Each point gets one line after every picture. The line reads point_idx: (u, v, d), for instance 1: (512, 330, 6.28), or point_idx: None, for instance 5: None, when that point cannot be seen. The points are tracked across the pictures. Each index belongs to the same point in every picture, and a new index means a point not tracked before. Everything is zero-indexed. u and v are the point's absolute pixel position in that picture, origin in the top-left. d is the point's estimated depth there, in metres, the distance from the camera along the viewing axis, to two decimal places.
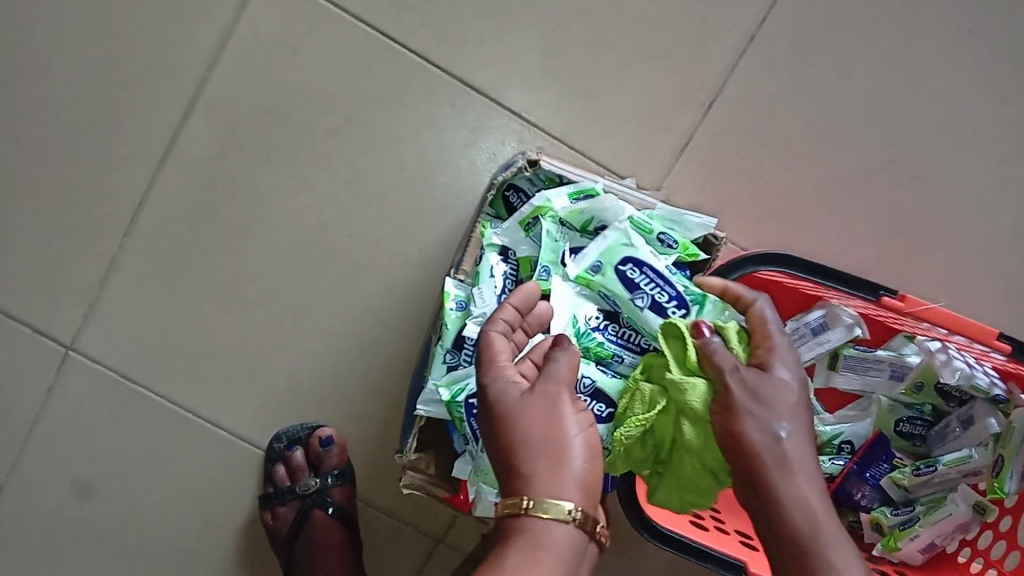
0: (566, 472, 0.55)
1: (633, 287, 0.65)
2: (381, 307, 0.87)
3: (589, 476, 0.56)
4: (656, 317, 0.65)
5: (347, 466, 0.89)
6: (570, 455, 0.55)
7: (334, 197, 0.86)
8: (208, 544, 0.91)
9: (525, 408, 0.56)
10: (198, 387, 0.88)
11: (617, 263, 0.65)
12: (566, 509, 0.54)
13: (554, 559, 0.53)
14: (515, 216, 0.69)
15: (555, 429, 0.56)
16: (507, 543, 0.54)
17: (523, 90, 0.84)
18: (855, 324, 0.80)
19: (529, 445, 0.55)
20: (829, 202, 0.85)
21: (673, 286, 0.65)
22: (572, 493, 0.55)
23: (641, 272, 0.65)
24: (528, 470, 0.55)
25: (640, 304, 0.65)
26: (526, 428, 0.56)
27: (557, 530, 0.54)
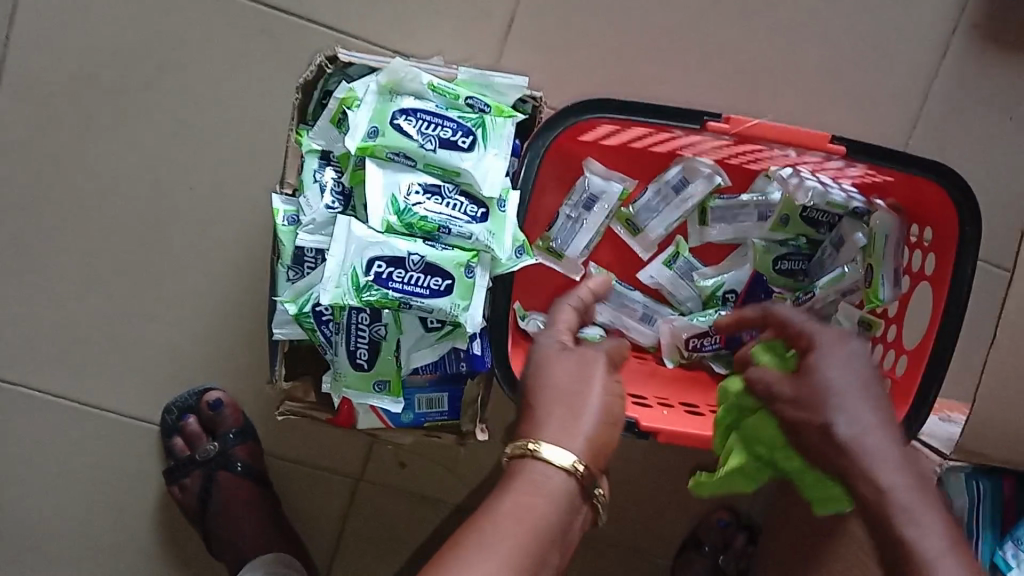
0: (577, 425, 0.55)
1: (414, 132, 0.62)
2: (242, 255, 0.85)
3: (598, 437, 0.56)
4: (450, 154, 0.62)
5: (245, 424, 0.88)
6: (587, 413, 0.56)
7: (170, 153, 0.83)
8: (126, 532, 0.89)
9: (561, 357, 0.60)
10: (76, 376, 0.86)
11: (392, 120, 0.62)
12: (572, 461, 0.53)
13: (552, 505, 0.52)
14: (325, 115, 0.67)
15: (580, 388, 0.58)
16: (506, 484, 0.53)
17: (333, 3, 0.82)
18: (714, 172, 0.83)
19: (551, 393, 0.57)
20: (662, 57, 0.85)
21: (451, 119, 0.63)
22: (575, 445, 0.54)
23: (419, 120, 0.63)
24: (545, 417, 0.56)
25: (430, 148, 0.62)
26: (553, 379, 0.58)
27: (558, 476, 0.53)
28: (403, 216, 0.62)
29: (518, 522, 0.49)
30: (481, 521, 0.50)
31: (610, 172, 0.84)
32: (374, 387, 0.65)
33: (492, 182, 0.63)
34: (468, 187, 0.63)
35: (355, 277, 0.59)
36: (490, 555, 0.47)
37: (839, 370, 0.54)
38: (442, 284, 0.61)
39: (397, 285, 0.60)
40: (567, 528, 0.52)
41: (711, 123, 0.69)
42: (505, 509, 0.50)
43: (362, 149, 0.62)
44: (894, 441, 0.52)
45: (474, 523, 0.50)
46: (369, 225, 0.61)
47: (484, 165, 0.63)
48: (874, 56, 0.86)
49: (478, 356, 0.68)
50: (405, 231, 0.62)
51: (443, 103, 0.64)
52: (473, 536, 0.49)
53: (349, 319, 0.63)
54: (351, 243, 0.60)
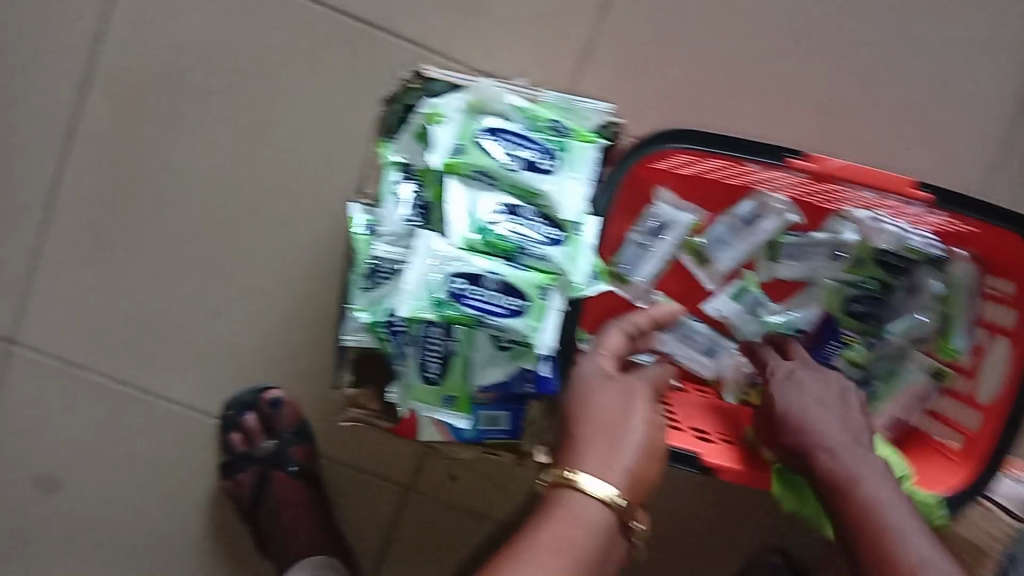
0: (618, 457, 0.54)
1: (498, 152, 0.63)
2: (312, 258, 0.86)
3: (638, 470, 0.54)
4: (532, 175, 0.63)
5: (303, 425, 0.89)
6: (627, 446, 0.54)
7: (251, 152, 0.85)
8: (177, 521, 0.90)
9: (603, 384, 0.57)
10: (142, 365, 0.87)
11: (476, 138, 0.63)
12: (612, 494, 0.52)
13: (590, 539, 0.51)
14: (409, 129, 0.68)
15: (621, 417, 0.56)
16: (547, 515, 0.52)
17: (416, 17, 0.82)
18: (786, 210, 0.82)
19: (592, 423, 0.55)
20: (743, 86, 0.84)
21: (535, 142, 0.64)
22: (619, 479, 0.53)
23: (503, 139, 0.64)
24: (587, 448, 0.54)
25: (512, 167, 0.63)
26: (595, 408, 0.56)
27: (597, 510, 0.52)
28: (483, 234, 0.62)
29: (555, 558, 0.49)
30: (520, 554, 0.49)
31: (682, 202, 0.83)
32: (441, 401, 0.68)
33: (571, 206, 0.63)
34: (547, 209, 0.63)
35: (435, 292, 0.60)
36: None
37: (872, 478, 0.67)
38: (518, 305, 0.61)
39: (474, 302, 0.61)
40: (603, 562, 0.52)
41: (791, 159, 0.68)
42: (543, 542, 0.50)
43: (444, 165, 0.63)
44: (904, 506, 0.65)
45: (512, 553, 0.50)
46: (449, 241, 0.61)
47: (565, 189, 0.63)
48: (957, 100, 0.85)
49: (545, 378, 0.67)
50: (484, 250, 0.62)
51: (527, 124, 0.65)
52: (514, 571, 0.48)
53: (422, 333, 0.65)
54: (431, 258, 0.60)
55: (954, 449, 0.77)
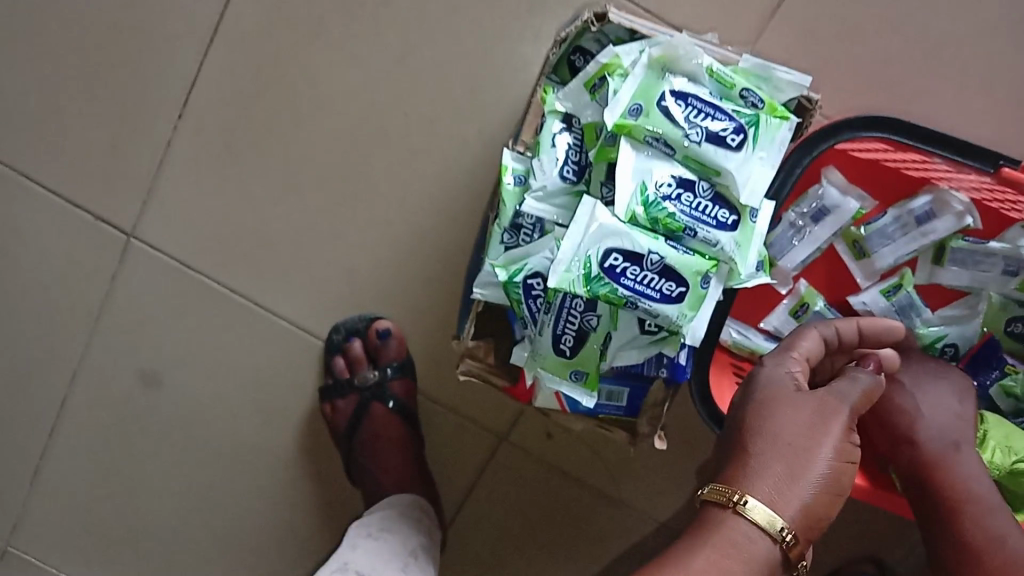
0: (795, 487, 0.49)
1: (681, 119, 0.56)
2: (442, 192, 0.82)
3: (814, 505, 0.50)
4: (716, 150, 0.56)
5: (407, 359, 0.86)
6: (809, 477, 0.50)
7: (395, 71, 0.79)
8: (273, 435, 0.90)
9: (796, 399, 0.53)
10: (259, 279, 0.85)
11: (659, 100, 0.57)
12: (780, 527, 0.48)
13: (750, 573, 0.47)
14: (579, 78, 0.61)
15: (808, 439, 0.51)
16: (703, 534, 0.49)
17: None
18: (966, 211, 0.73)
19: (772, 443, 0.51)
20: (941, 71, 0.75)
21: (724, 112, 0.57)
22: (788, 511, 0.49)
23: (689, 106, 0.57)
24: (760, 469, 0.50)
25: (695, 139, 0.56)
26: (779, 425, 0.52)
27: (761, 541, 0.48)
28: (649, 209, 0.56)
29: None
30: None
31: (849, 187, 0.75)
32: (570, 376, 0.61)
33: (752, 191, 0.57)
34: (724, 188, 0.57)
35: (590, 266, 0.55)
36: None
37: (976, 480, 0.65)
38: (678, 289, 0.56)
39: (630, 282, 0.55)
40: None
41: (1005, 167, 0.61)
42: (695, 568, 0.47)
43: (619, 126, 0.57)
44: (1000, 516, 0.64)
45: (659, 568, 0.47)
46: (613, 213, 0.56)
47: (749, 170, 0.57)
48: None
49: (681, 366, 0.63)
50: (648, 226, 0.56)
51: (714, 91, 0.58)
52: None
53: (562, 302, 0.60)
54: (589, 229, 0.55)
55: None
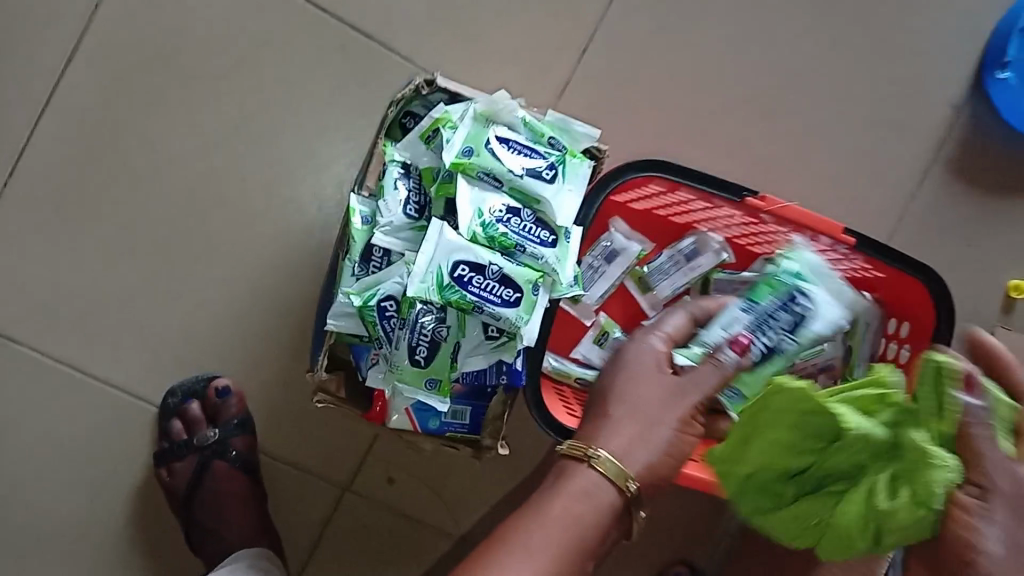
0: (644, 450, 0.63)
1: (505, 158, 0.69)
2: (280, 252, 0.87)
3: (654, 465, 0.64)
4: (536, 182, 0.69)
5: (247, 415, 0.88)
6: (656, 441, 0.64)
7: (232, 140, 0.86)
8: (101, 511, 0.87)
9: (653, 375, 0.67)
10: (88, 346, 0.86)
11: (486, 144, 0.69)
12: (625, 479, 0.62)
13: (598, 514, 0.60)
14: (414, 131, 0.72)
15: (661, 408, 0.65)
16: (561, 482, 0.61)
17: (411, 37, 0.88)
18: (722, 249, 0.91)
19: (630, 409, 0.65)
20: (694, 139, 0.93)
21: (538, 153, 0.70)
22: (634, 468, 0.62)
23: (512, 149, 0.70)
24: (617, 429, 0.64)
25: (518, 173, 0.68)
26: (637, 396, 0.65)
27: (609, 491, 0.61)
28: (486, 229, 0.67)
29: (566, 530, 0.59)
30: (537, 525, 0.59)
31: (632, 233, 0.91)
32: (425, 384, 0.69)
33: (566, 214, 0.69)
34: (543, 214, 0.69)
35: (440, 276, 0.64)
36: (541, 555, 0.57)
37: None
38: (515, 295, 0.66)
39: (476, 289, 0.65)
40: (605, 539, 0.61)
41: (749, 198, 0.78)
42: (556, 516, 0.59)
43: (456, 164, 0.68)
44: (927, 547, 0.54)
45: (528, 517, 0.60)
46: (457, 232, 0.66)
47: (561, 198, 0.69)
48: (872, 175, 0.97)
49: (519, 371, 0.73)
50: (487, 243, 0.67)
51: (528, 137, 0.71)
52: (526, 540, 0.58)
53: (415, 315, 0.67)
54: (440, 245, 0.65)
55: None
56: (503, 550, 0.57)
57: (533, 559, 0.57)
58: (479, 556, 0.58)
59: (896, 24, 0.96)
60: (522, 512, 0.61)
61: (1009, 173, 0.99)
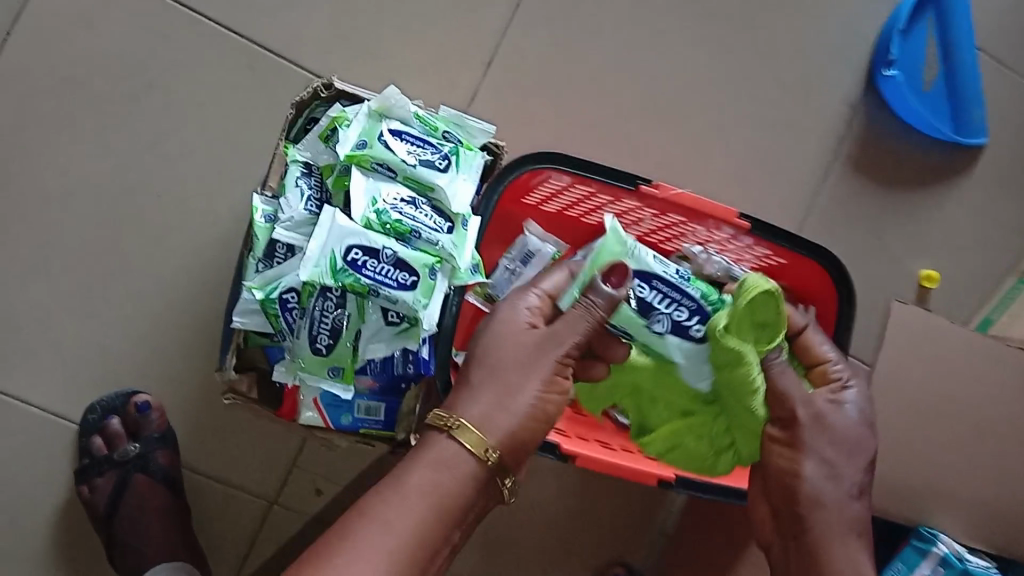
0: (504, 415, 0.63)
1: (398, 149, 0.71)
2: (195, 266, 0.89)
3: (518, 431, 0.63)
4: (429, 172, 0.71)
5: (169, 430, 0.88)
6: (513, 406, 0.64)
7: (145, 159, 0.88)
8: (21, 534, 0.86)
9: (521, 336, 0.67)
10: (4, 366, 0.86)
11: (380, 137, 0.71)
12: (485, 449, 0.61)
13: (457, 490, 0.61)
14: (314, 131, 0.74)
15: (521, 369, 0.65)
16: (420, 454, 0.62)
17: (317, 53, 0.90)
18: (634, 248, 0.91)
19: (490, 373, 0.65)
20: (600, 143, 0.97)
21: (431, 145, 0.73)
22: (496, 437, 0.62)
23: (406, 141, 0.72)
24: (477, 396, 0.64)
25: (411, 162, 0.71)
26: (499, 359, 0.65)
27: (467, 461, 0.61)
28: (380, 215, 0.69)
29: (426, 499, 0.59)
30: (392, 491, 0.60)
31: (546, 235, 0.93)
32: (327, 372, 0.70)
33: (461, 201, 0.72)
34: (438, 202, 0.72)
35: (333, 261, 0.66)
36: (393, 527, 0.58)
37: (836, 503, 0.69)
38: (411, 278, 0.68)
39: (370, 273, 0.67)
40: (470, 507, 0.62)
41: (643, 187, 0.81)
42: (410, 491, 0.59)
43: (350, 156, 0.70)
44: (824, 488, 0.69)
45: (385, 491, 0.60)
46: (349, 217, 0.68)
47: (456, 186, 0.72)
48: (776, 172, 1.00)
49: (424, 359, 0.74)
50: (380, 229, 0.69)
51: (422, 131, 0.74)
52: (380, 512, 0.58)
53: (315, 305, 0.69)
54: (332, 230, 0.67)
55: None
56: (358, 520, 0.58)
57: (380, 529, 0.58)
58: (333, 532, 0.58)
59: (789, 27, 1.00)
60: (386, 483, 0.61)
61: (903, 166, 1.03)
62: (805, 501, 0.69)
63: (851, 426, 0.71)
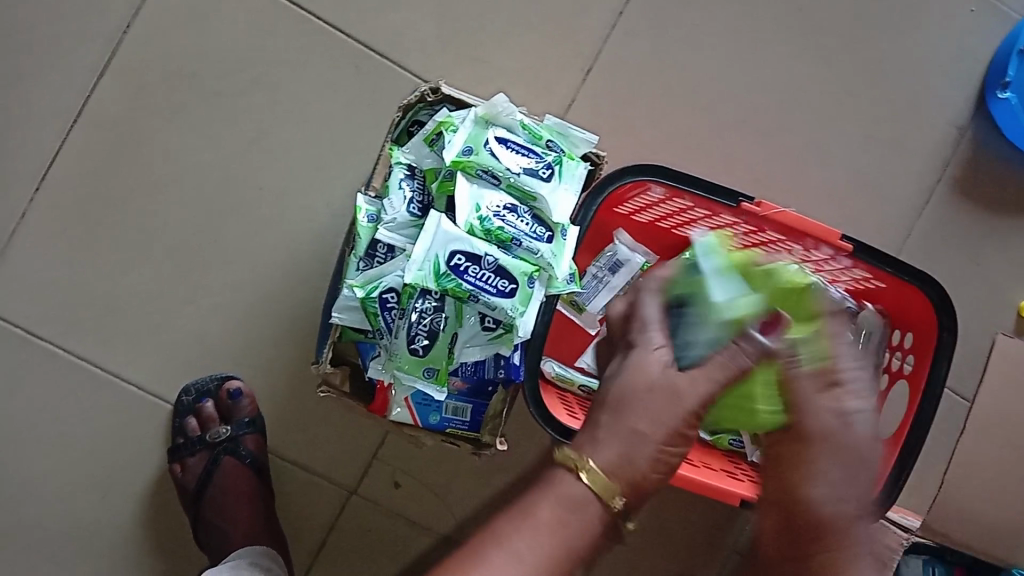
0: (632, 469, 0.60)
1: (503, 156, 0.72)
2: (290, 258, 0.91)
3: (643, 479, 0.61)
4: (532, 180, 0.72)
5: (259, 415, 0.91)
6: (643, 457, 0.60)
7: (248, 152, 0.90)
8: (115, 507, 0.90)
9: (654, 394, 0.60)
10: (107, 345, 0.89)
11: (486, 143, 0.72)
12: (613, 497, 0.60)
13: (579, 536, 0.59)
14: (419, 134, 0.75)
15: (664, 421, 0.60)
16: (553, 492, 0.60)
17: (419, 55, 0.92)
18: None
19: (624, 427, 0.60)
20: (696, 155, 0.96)
21: (536, 154, 0.73)
22: (624, 490, 0.60)
23: (513, 149, 0.73)
24: (612, 447, 0.60)
25: (516, 170, 0.71)
26: (643, 412, 0.60)
27: (599, 512, 0.60)
28: (483, 223, 0.70)
29: (551, 540, 0.58)
30: (522, 532, 0.58)
31: (635, 244, 0.92)
32: (422, 372, 0.71)
33: (562, 212, 0.72)
34: (540, 212, 0.72)
35: (437, 264, 0.68)
36: (521, 567, 0.57)
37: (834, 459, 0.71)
38: (511, 285, 0.69)
39: (472, 279, 0.68)
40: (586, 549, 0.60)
41: (744, 204, 0.80)
42: (537, 529, 0.58)
43: (455, 162, 0.71)
44: (845, 462, 0.71)
45: (515, 518, 0.59)
46: (454, 223, 0.69)
47: (558, 196, 0.72)
48: (874, 193, 0.98)
49: (515, 365, 0.75)
50: (484, 236, 0.70)
51: (528, 140, 0.74)
52: (514, 546, 0.58)
53: (414, 306, 0.70)
54: (438, 234, 0.68)
55: None
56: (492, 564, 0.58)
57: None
58: (459, 559, 0.58)
59: (895, 45, 0.98)
60: (506, 528, 0.59)
61: (1007, 193, 0.99)
62: (828, 469, 0.71)
63: (836, 429, 0.69)
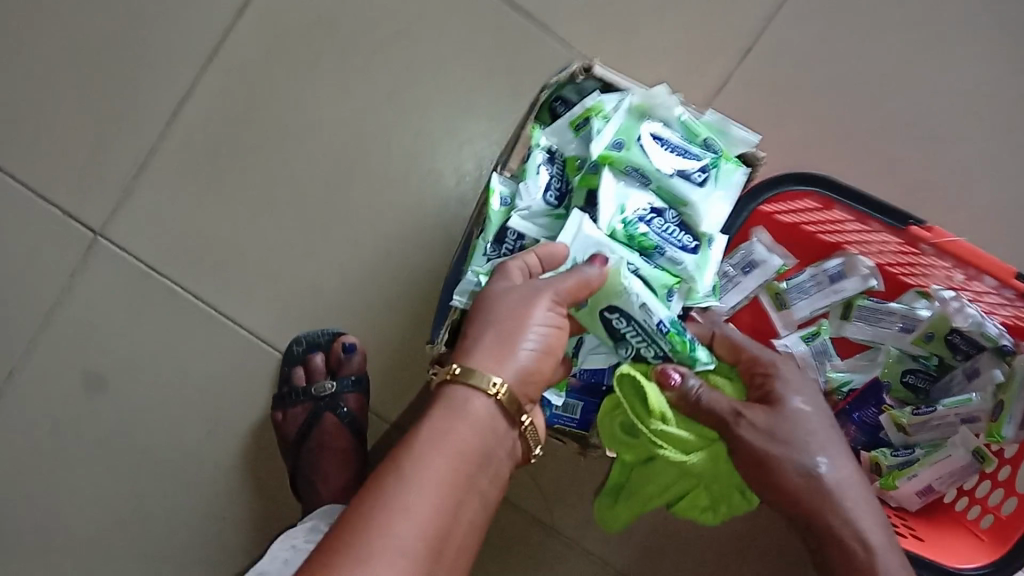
0: (509, 352, 0.57)
1: (656, 154, 0.66)
2: (409, 222, 0.87)
3: (532, 364, 0.57)
4: (684, 184, 0.66)
5: (366, 374, 0.88)
6: (524, 342, 0.57)
7: (378, 106, 0.87)
8: (217, 446, 0.91)
9: (503, 304, 0.58)
10: (222, 289, 0.89)
11: (639, 138, 0.66)
12: (495, 386, 0.56)
13: (470, 436, 0.55)
14: (565, 117, 0.70)
15: (520, 313, 0.57)
16: (450, 419, 0.55)
17: (566, 20, 0.86)
18: (870, 275, 0.83)
19: (489, 318, 0.58)
20: (858, 154, 0.87)
21: (692, 154, 0.67)
22: (507, 372, 0.56)
23: (665, 146, 0.67)
24: (481, 340, 0.57)
25: (668, 172, 0.66)
26: (492, 313, 0.58)
27: (504, 430, 0.57)
28: (627, 227, 0.65)
29: (437, 471, 0.52)
30: (407, 472, 0.52)
31: (774, 245, 0.84)
32: None
33: (712, 222, 0.66)
34: (688, 218, 0.67)
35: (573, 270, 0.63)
36: (421, 517, 0.50)
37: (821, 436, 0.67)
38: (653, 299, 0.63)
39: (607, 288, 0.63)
40: (484, 457, 0.56)
41: (914, 227, 0.73)
42: (424, 467, 0.52)
43: (602, 156, 0.66)
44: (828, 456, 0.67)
45: (396, 464, 0.53)
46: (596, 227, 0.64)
47: (709, 203, 0.66)
48: None
49: None
50: (625, 242, 0.65)
51: (683, 137, 0.69)
52: (407, 502, 0.50)
53: None
54: (577, 237, 0.63)
55: (983, 527, 0.79)
56: (381, 529, 0.49)
57: (416, 534, 0.50)
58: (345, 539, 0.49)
59: None
60: (394, 468, 0.52)
61: None
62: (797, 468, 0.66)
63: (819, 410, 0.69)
